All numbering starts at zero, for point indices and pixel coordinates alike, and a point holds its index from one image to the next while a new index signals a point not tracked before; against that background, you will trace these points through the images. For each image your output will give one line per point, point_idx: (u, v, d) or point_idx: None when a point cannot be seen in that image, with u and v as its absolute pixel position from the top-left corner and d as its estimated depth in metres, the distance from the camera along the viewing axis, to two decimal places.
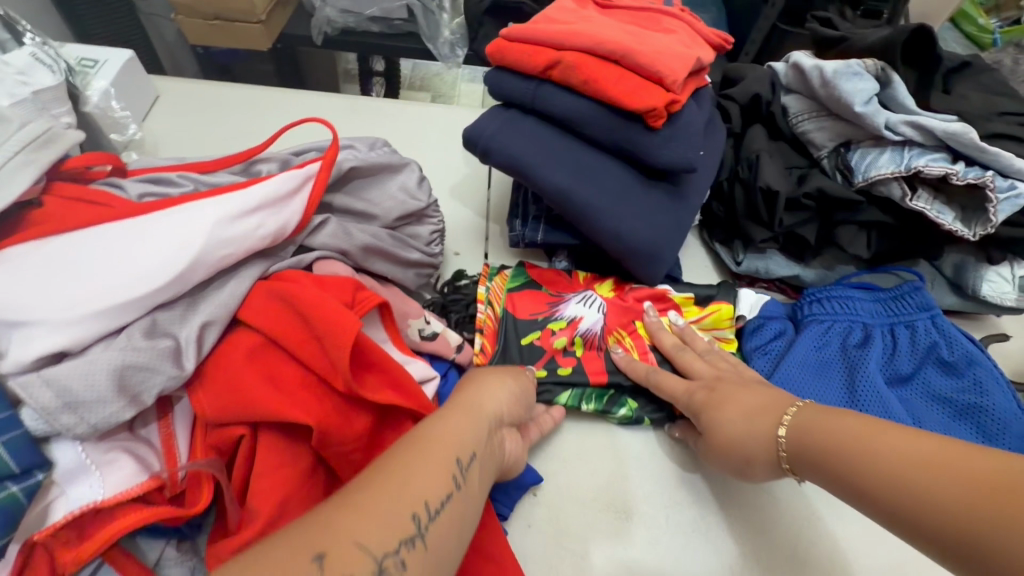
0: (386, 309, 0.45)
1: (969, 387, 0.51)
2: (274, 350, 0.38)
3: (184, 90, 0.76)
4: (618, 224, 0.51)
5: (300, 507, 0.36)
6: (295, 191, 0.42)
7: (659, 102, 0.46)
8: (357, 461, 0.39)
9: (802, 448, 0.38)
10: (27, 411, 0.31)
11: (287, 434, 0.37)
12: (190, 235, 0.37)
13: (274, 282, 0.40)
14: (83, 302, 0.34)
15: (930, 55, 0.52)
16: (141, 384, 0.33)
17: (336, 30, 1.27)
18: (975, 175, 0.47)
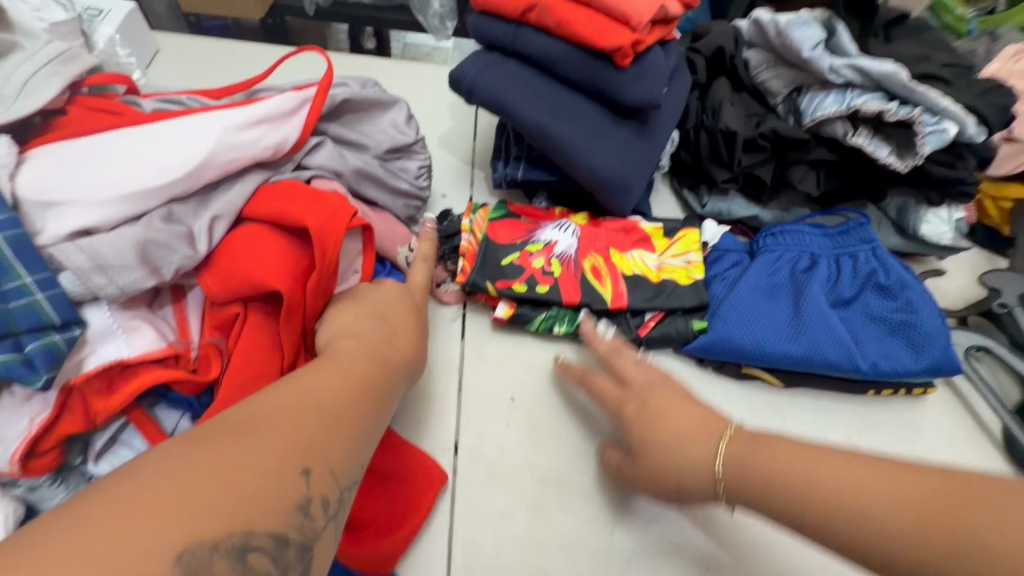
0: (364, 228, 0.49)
1: (902, 306, 0.57)
2: (277, 236, 0.43)
3: (184, 44, 0.79)
4: (590, 158, 0.57)
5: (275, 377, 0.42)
6: (295, 111, 0.48)
7: (625, 42, 0.51)
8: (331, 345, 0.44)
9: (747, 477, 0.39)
10: (65, 275, 0.37)
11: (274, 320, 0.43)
12: (202, 140, 0.43)
13: (279, 184, 0.45)
14: (110, 188, 0.40)
15: (870, 7, 0.57)
16: (161, 259, 0.40)
17: (329, 2, 1.31)
18: (907, 112, 0.53)
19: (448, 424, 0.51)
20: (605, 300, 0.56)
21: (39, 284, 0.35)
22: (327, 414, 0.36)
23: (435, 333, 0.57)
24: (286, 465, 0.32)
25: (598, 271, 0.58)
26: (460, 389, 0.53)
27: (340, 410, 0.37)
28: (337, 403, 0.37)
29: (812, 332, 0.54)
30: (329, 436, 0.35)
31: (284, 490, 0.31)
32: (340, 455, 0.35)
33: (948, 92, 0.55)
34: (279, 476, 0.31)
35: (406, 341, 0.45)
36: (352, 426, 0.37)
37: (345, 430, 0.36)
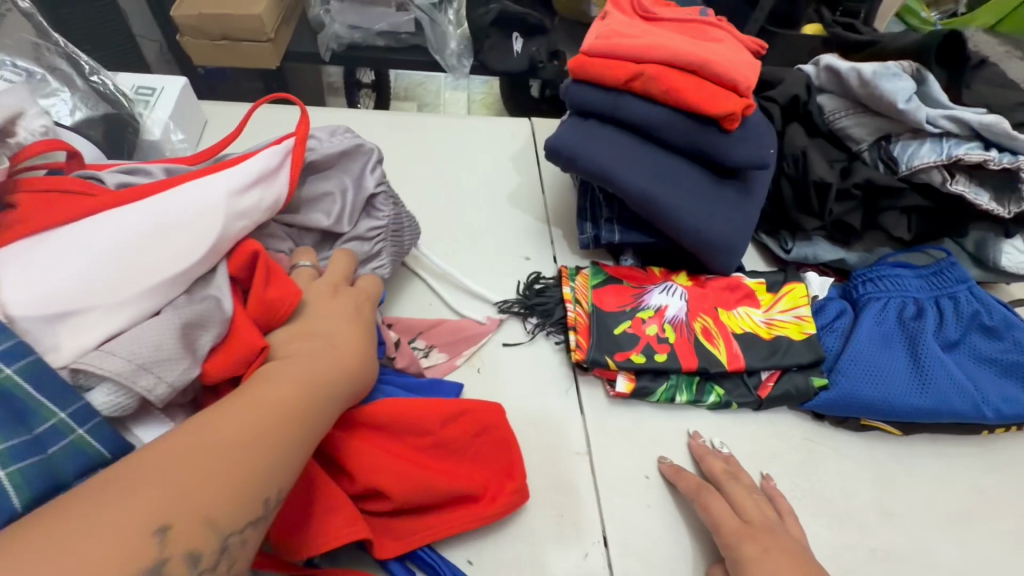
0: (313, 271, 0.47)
1: (1010, 348, 0.58)
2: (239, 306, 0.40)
3: (231, 112, 0.76)
4: (697, 222, 0.56)
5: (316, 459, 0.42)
6: (282, 166, 0.46)
7: (737, 107, 0.51)
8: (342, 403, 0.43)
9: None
10: (99, 392, 0.32)
11: None
12: (208, 208, 0.40)
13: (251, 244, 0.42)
14: (121, 284, 0.35)
15: (961, 59, 0.59)
16: (199, 341, 0.36)
17: (344, 45, 1.28)
18: (1008, 159, 0.54)
19: (591, 512, 0.49)
20: (722, 363, 0.55)
21: (75, 418, 0.30)
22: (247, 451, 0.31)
23: (553, 412, 0.55)
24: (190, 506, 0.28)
25: (710, 333, 0.57)
26: (594, 472, 0.51)
27: (262, 444, 0.32)
28: (256, 433, 0.32)
29: (937, 384, 0.54)
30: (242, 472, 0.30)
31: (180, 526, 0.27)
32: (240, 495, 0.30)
33: None
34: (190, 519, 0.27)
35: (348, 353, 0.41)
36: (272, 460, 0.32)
37: (266, 468, 0.31)
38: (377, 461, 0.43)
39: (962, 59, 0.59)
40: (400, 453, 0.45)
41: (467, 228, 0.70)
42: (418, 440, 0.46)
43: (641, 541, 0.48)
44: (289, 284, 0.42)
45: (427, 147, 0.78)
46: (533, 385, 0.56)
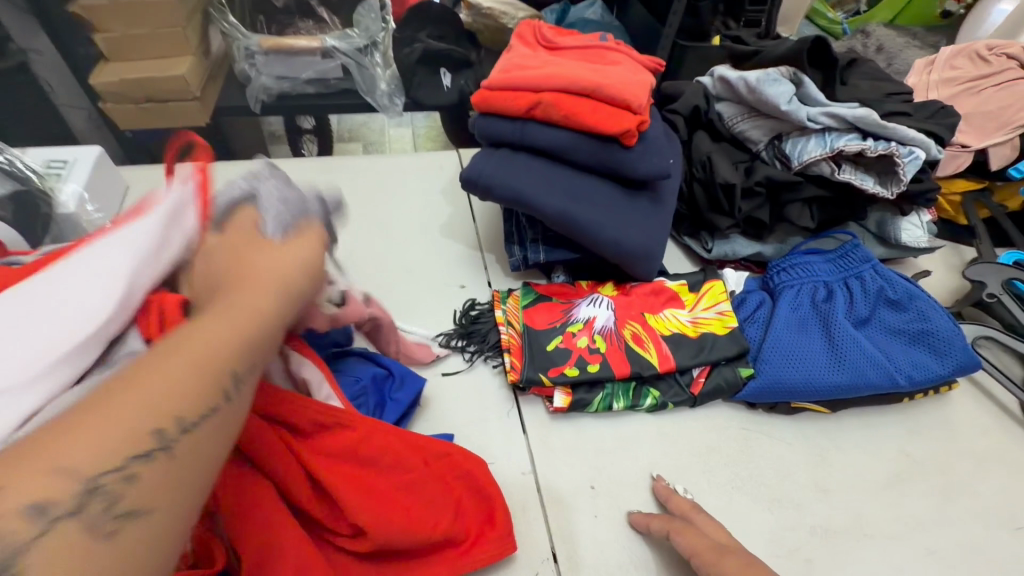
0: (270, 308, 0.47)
1: (915, 317, 0.62)
2: None
3: (151, 176, 0.75)
4: (614, 234, 0.58)
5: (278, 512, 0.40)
6: (181, 205, 0.38)
7: (631, 125, 0.54)
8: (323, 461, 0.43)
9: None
10: None
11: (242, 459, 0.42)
12: (116, 257, 0.35)
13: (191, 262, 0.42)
14: (29, 362, 0.31)
15: (829, 60, 0.64)
16: None
17: (272, 96, 1.29)
18: (884, 146, 0.58)
19: (540, 530, 0.50)
20: (653, 364, 0.57)
21: None
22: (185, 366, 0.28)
23: (496, 435, 0.55)
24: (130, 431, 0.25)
25: (639, 337, 0.59)
26: (540, 488, 0.52)
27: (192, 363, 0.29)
28: (182, 375, 0.28)
29: (851, 359, 0.57)
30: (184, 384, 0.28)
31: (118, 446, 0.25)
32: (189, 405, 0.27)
33: (909, 121, 0.62)
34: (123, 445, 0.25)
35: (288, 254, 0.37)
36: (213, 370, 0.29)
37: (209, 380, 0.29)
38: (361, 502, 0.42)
39: (830, 59, 0.64)
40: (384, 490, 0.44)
41: (401, 264, 0.71)
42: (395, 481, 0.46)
43: (589, 551, 0.49)
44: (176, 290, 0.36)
45: (357, 189, 0.79)
46: (476, 411, 0.57)
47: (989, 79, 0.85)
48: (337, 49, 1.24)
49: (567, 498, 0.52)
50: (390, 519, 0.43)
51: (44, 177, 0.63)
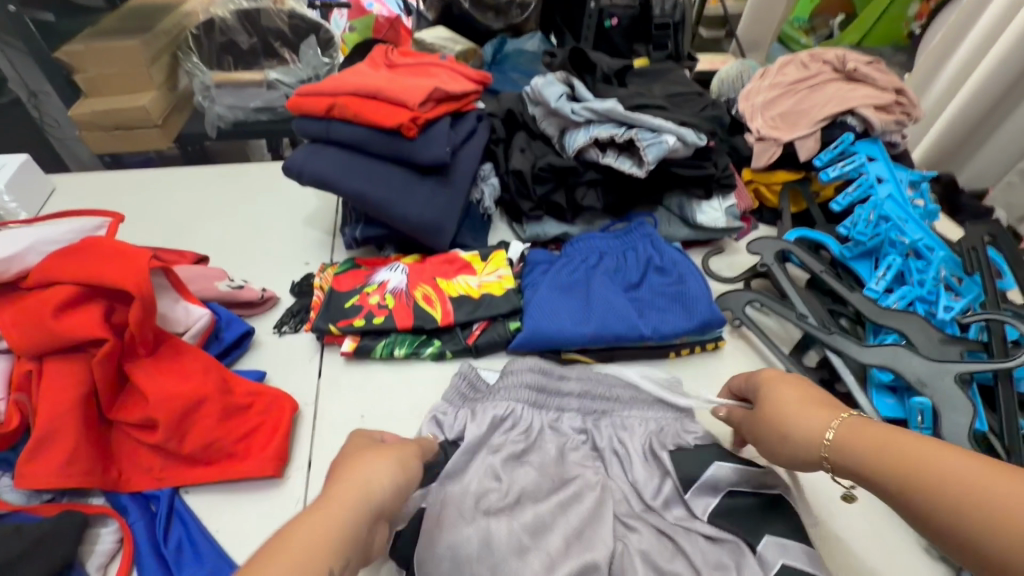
0: (168, 275, 0.59)
1: (675, 280, 0.70)
2: (89, 321, 0.50)
3: (76, 181, 0.92)
4: (404, 211, 0.70)
5: (75, 419, 0.49)
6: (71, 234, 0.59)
7: (405, 119, 0.67)
8: (164, 389, 0.53)
9: (845, 459, 0.43)
10: None
11: (76, 362, 0.51)
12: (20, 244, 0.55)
13: (91, 240, 0.55)
14: None
15: (589, 66, 0.77)
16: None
17: (228, 124, 1.43)
18: (628, 132, 0.69)
19: (303, 447, 0.59)
20: (434, 319, 0.67)
21: None
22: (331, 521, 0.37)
23: (293, 374, 0.66)
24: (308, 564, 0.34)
25: (429, 297, 0.69)
26: (317, 415, 0.62)
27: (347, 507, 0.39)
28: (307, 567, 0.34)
29: (600, 314, 0.67)
30: (346, 515, 0.38)
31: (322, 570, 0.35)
32: (350, 530, 0.38)
33: (663, 113, 0.73)
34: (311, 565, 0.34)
35: (374, 476, 0.43)
36: (358, 517, 0.39)
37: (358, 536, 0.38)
38: (172, 428, 0.53)
39: (590, 66, 0.77)
40: (198, 418, 0.54)
41: (260, 245, 0.82)
42: (209, 415, 0.55)
43: None
44: (107, 275, 0.51)
45: (246, 188, 0.93)
46: (282, 357, 0.67)
47: (807, 82, 0.93)
48: (280, 81, 1.38)
49: (340, 425, 0.61)
50: (160, 415, 0.52)
51: None
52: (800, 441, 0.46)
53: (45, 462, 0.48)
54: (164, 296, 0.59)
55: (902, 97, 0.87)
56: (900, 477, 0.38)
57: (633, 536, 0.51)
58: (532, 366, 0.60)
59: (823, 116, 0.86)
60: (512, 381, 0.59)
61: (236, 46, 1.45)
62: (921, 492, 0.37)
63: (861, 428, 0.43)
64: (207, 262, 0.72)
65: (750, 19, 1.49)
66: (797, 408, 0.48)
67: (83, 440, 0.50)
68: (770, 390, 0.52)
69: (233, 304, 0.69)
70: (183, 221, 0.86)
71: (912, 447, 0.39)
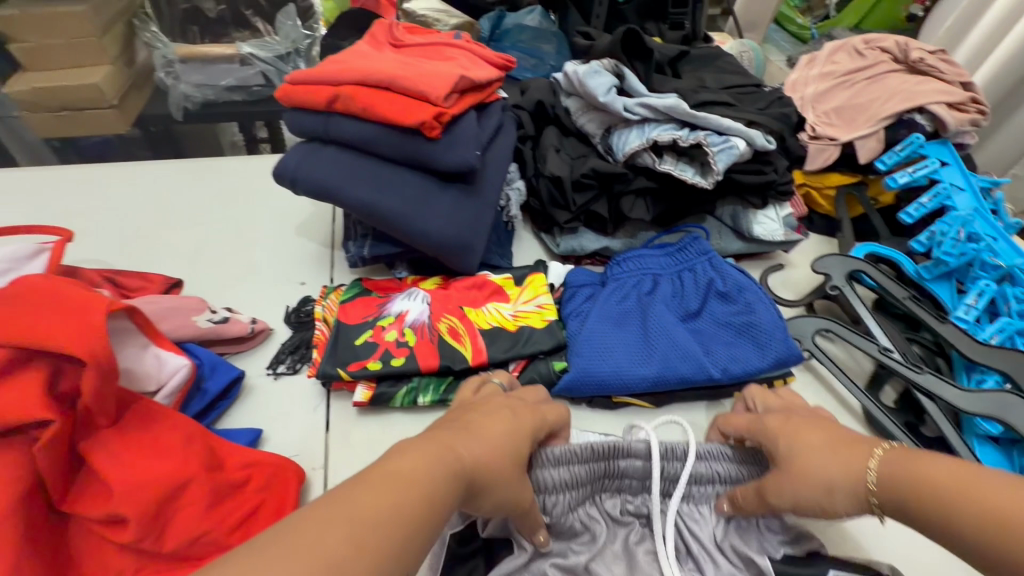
0: (133, 318, 0.46)
1: (742, 309, 0.60)
2: (30, 390, 0.38)
3: (13, 180, 0.76)
4: (425, 226, 0.57)
5: (14, 528, 0.37)
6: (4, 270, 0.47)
7: (427, 115, 0.54)
8: (134, 473, 0.41)
9: (894, 497, 0.37)
10: None
11: (12, 449, 0.38)
12: None
13: (19, 279, 0.43)
14: None
15: (643, 50, 0.65)
16: None
17: (195, 104, 1.25)
18: (693, 135, 0.59)
19: None
20: (465, 358, 0.56)
21: None
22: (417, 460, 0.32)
23: (296, 429, 0.54)
24: (392, 521, 0.28)
25: (456, 331, 0.58)
26: (328, 484, 0.51)
27: (446, 460, 0.33)
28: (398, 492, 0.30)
29: (661, 351, 0.57)
30: (443, 471, 0.32)
31: (409, 516, 0.29)
32: (439, 489, 0.32)
33: (729, 111, 0.62)
34: (395, 519, 0.28)
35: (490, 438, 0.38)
36: (450, 472, 0.33)
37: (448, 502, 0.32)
38: (145, 525, 0.41)
39: (644, 50, 0.65)
40: (178, 508, 0.42)
41: (243, 261, 0.69)
42: (193, 502, 0.43)
43: None
44: (55, 331, 0.38)
45: (222, 189, 0.79)
46: (279, 408, 0.55)
47: (864, 73, 0.83)
48: (256, 56, 1.20)
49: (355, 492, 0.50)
50: (126, 511, 0.40)
51: None
52: (843, 493, 0.39)
53: None
54: (125, 344, 0.46)
55: (971, 91, 0.79)
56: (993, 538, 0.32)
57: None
58: (585, 454, 0.46)
59: (887, 113, 0.77)
60: (556, 475, 0.44)
61: (202, 14, 1.26)
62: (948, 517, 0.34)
63: (918, 458, 0.37)
64: (180, 288, 0.59)
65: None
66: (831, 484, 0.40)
67: (27, 551, 0.38)
68: (784, 436, 0.44)
69: (216, 341, 0.56)
70: (147, 231, 0.71)
71: (958, 478, 0.35)
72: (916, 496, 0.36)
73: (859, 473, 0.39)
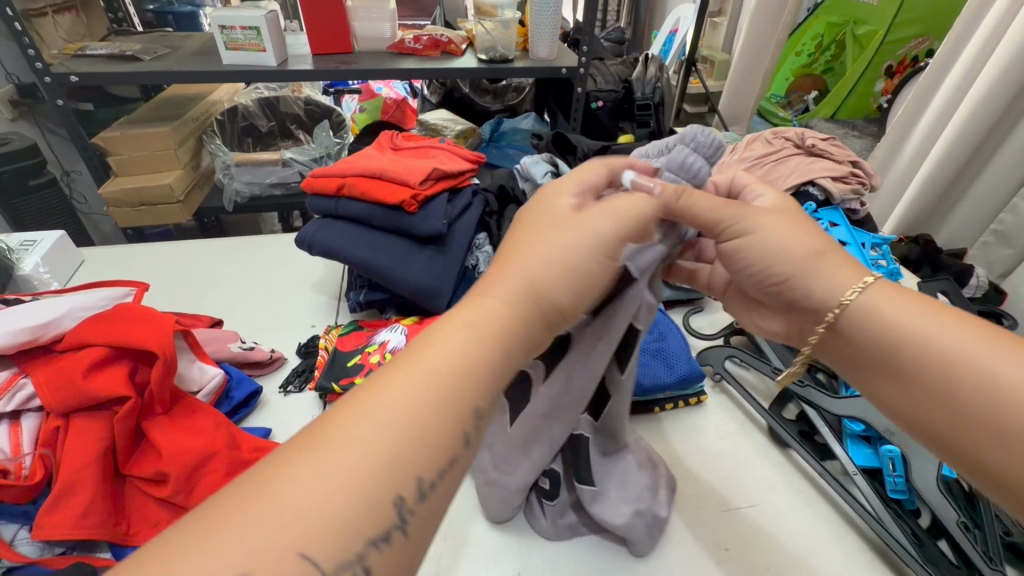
0: (189, 337, 0.65)
1: (656, 337, 0.76)
2: (118, 375, 0.55)
3: (103, 254, 1.00)
4: (405, 276, 0.76)
5: (93, 473, 0.53)
6: (108, 301, 0.67)
7: (406, 196, 0.75)
8: (177, 443, 0.57)
9: (866, 313, 0.45)
10: None
11: (97, 419, 0.55)
12: (62, 307, 0.62)
13: (119, 305, 0.62)
14: None
15: (572, 148, 0.89)
16: (23, 395, 0.55)
17: (244, 198, 1.53)
18: None
19: None
20: None
21: None
22: (413, 394, 0.35)
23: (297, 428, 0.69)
24: (372, 482, 0.31)
25: None
26: None
27: (440, 395, 0.36)
28: (383, 436, 0.33)
29: None
30: (441, 420, 0.35)
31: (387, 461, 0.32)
32: (429, 430, 0.34)
33: None
34: (382, 470, 0.32)
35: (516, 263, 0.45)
36: (448, 422, 0.35)
37: (444, 454, 0.35)
38: (181, 481, 0.56)
39: (573, 148, 0.89)
40: (206, 473, 0.57)
41: (269, 309, 0.88)
42: (216, 469, 0.58)
43: None
44: (139, 336, 0.57)
45: (258, 257, 1.00)
46: (285, 416, 0.71)
47: (773, 156, 1.03)
48: (295, 160, 1.50)
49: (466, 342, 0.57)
50: (171, 470, 0.55)
51: (16, 251, 0.88)
52: (825, 291, 0.47)
53: (62, 514, 0.51)
54: (183, 354, 0.65)
55: (857, 168, 0.97)
56: (891, 349, 0.43)
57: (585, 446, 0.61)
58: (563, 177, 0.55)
59: (787, 187, 0.95)
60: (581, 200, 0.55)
61: (256, 129, 1.59)
62: (916, 340, 0.42)
63: (896, 295, 0.45)
64: (220, 325, 0.78)
65: (732, 92, 1.65)
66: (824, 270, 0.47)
67: (101, 491, 0.53)
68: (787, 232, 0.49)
69: (243, 364, 0.74)
70: (199, 288, 0.92)
71: (933, 319, 0.43)
72: (874, 319, 0.44)
73: (846, 288, 0.46)
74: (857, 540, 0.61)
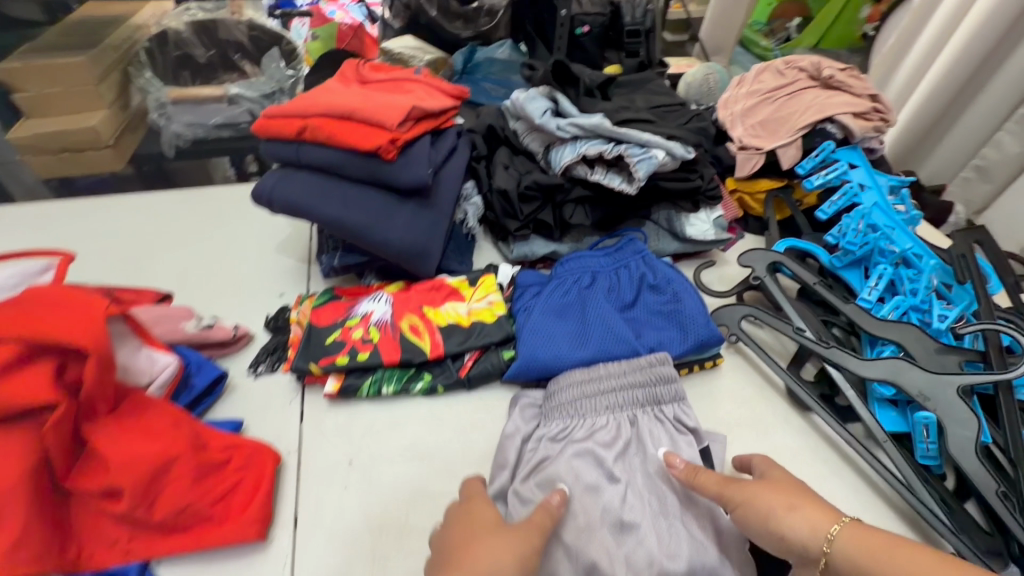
0: (129, 319, 0.54)
1: (670, 298, 0.69)
2: (42, 374, 0.45)
3: (19, 213, 0.84)
4: (387, 236, 0.66)
5: (25, 495, 0.43)
6: (27, 278, 0.56)
7: (383, 140, 0.63)
8: (128, 449, 0.48)
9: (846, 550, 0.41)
10: None
11: (22, 428, 0.45)
12: None
13: (34, 287, 0.50)
14: None
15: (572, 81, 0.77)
16: None
17: (187, 142, 1.32)
18: (617, 148, 0.68)
19: (289, 500, 0.54)
20: (423, 351, 0.63)
21: None
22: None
23: (274, 418, 0.60)
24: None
25: (417, 328, 0.65)
26: (300, 464, 0.57)
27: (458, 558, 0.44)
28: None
29: (597, 337, 0.64)
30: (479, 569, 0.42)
31: None
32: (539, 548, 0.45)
33: (651, 127, 0.72)
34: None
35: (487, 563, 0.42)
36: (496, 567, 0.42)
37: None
38: (139, 493, 0.47)
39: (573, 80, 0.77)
40: (170, 479, 0.49)
41: (227, 276, 0.76)
42: (180, 474, 0.49)
43: (324, 515, 0.54)
44: (64, 324, 0.46)
45: (209, 214, 0.87)
46: (259, 402, 0.62)
47: (785, 89, 0.92)
48: (243, 96, 1.28)
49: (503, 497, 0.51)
50: (124, 482, 0.46)
51: None
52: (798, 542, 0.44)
53: None
54: (122, 340, 0.53)
55: (876, 102, 0.89)
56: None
57: (580, 425, 0.58)
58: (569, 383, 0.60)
59: (803, 125, 0.85)
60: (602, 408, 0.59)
61: (193, 59, 1.37)
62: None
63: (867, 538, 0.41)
64: (170, 299, 0.66)
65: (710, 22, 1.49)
66: (794, 505, 0.45)
67: (39, 515, 0.44)
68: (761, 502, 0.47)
69: (201, 344, 0.63)
70: (141, 253, 0.79)
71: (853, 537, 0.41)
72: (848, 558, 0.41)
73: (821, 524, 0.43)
74: (889, 510, 0.58)
